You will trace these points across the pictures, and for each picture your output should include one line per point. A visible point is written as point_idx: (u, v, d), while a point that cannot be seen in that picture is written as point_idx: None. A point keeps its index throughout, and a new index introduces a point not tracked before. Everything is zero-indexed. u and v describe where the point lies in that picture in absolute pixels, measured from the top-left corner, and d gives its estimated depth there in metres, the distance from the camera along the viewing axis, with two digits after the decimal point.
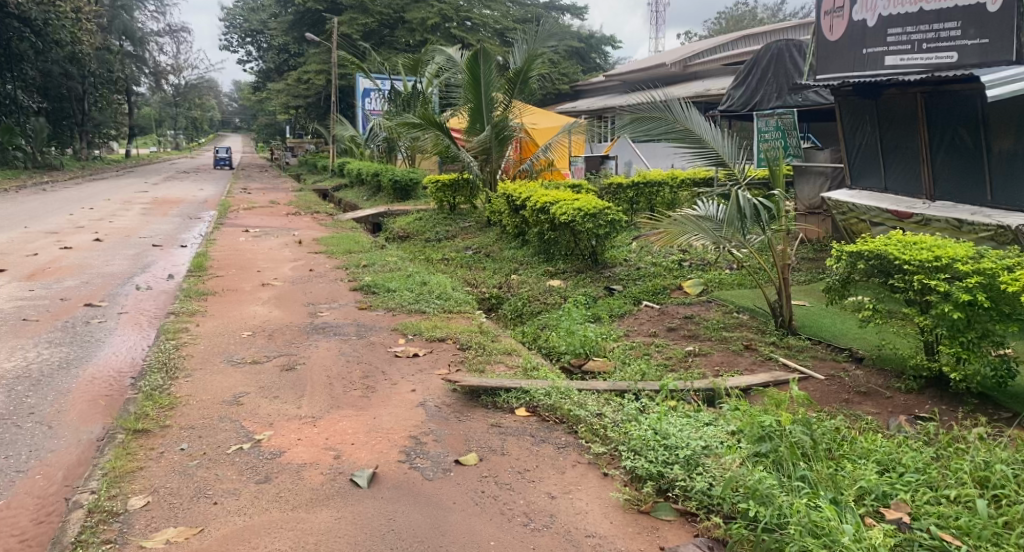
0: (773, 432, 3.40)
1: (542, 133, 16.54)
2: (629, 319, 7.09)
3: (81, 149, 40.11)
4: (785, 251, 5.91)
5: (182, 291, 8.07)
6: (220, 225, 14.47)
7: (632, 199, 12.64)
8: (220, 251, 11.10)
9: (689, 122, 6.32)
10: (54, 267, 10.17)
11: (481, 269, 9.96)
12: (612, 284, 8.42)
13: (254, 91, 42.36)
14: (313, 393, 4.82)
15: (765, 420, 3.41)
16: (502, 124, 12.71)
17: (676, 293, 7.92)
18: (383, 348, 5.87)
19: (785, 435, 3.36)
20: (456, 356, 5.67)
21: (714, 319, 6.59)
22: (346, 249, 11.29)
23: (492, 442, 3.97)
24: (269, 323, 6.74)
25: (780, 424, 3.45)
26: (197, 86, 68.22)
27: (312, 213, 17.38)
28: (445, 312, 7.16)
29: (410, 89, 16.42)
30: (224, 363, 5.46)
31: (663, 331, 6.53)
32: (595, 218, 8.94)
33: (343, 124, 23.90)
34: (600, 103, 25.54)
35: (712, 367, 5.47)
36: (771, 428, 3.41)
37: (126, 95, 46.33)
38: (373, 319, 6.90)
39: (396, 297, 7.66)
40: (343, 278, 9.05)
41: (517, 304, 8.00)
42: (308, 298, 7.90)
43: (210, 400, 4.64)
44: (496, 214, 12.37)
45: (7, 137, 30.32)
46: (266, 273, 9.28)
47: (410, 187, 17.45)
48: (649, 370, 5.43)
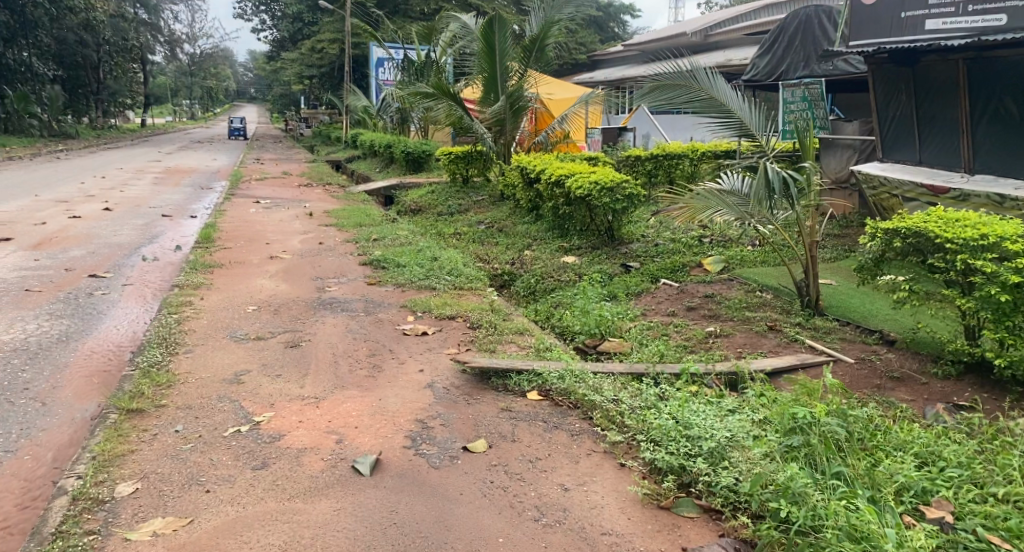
0: (805, 425, 3.16)
1: (558, 104, 16.19)
2: (648, 298, 6.85)
3: (97, 118, 40.10)
4: (814, 228, 5.66)
5: (188, 263, 7.89)
6: (231, 196, 14.30)
7: (650, 171, 12.36)
8: (230, 222, 10.93)
9: (715, 90, 6.04)
10: (62, 236, 10.03)
11: (493, 244, 9.72)
12: (629, 261, 8.18)
13: (268, 60, 42.04)
14: (317, 371, 4.63)
15: (797, 411, 3.18)
16: (517, 94, 12.40)
17: (695, 271, 7.68)
18: (390, 326, 5.67)
19: (818, 427, 3.13)
20: (466, 335, 5.46)
21: (737, 299, 6.34)
22: (357, 222, 11.09)
23: (502, 428, 3.76)
24: (274, 297, 6.55)
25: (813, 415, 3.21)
26: (212, 55, 67.99)
27: (324, 184, 17.16)
28: (456, 288, 6.96)
29: (424, 59, 16.12)
30: (227, 339, 5.27)
31: (683, 311, 6.29)
32: (612, 193, 8.67)
33: (357, 94, 23.62)
34: (618, 74, 25.14)
35: (734, 349, 5.23)
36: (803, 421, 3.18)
37: (142, 64, 46.22)
38: (381, 295, 6.70)
39: (405, 272, 7.44)
40: (352, 252, 8.85)
41: (530, 281, 7.78)
42: (316, 271, 7.71)
43: (209, 378, 4.46)
44: (510, 187, 12.11)
45: (23, 105, 30.29)
46: (274, 246, 9.09)
47: (423, 158, 17.19)
48: (667, 352, 5.20)
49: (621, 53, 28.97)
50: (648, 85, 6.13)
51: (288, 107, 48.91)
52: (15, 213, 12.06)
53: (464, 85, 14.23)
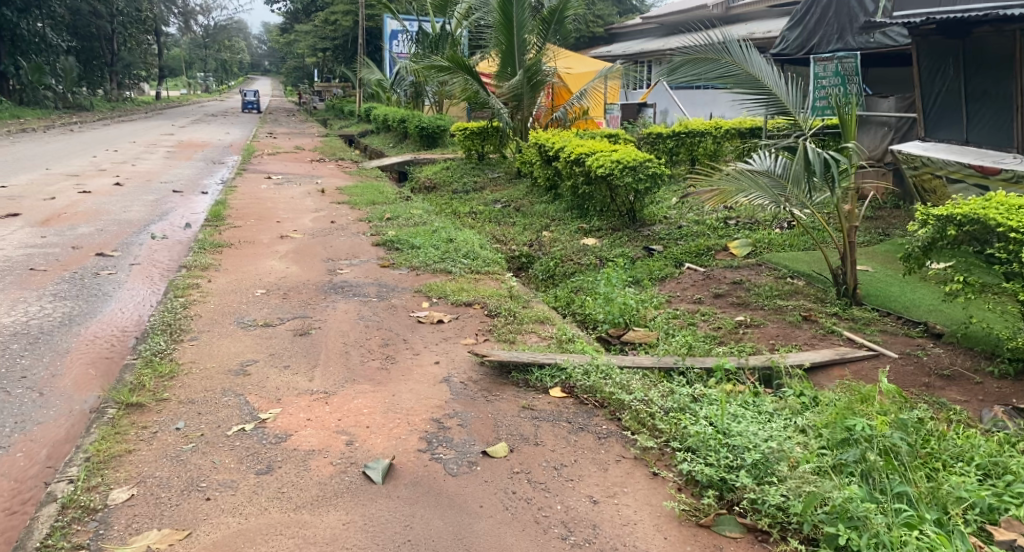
0: (861, 438, 2.94)
1: (576, 79, 15.80)
2: (672, 284, 6.57)
3: (111, 91, 39.92)
4: (854, 212, 5.33)
5: (197, 242, 7.66)
6: (242, 171, 14.07)
7: (671, 149, 12.04)
8: (240, 199, 10.70)
9: (750, 64, 5.71)
10: (70, 212, 9.83)
11: (511, 225, 9.45)
12: (651, 243, 7.90)
13: (282, 32, 41.64)
14: (328, 362, 4.40)
15: (854, 423, 2.96)
16: (535, 67, 12.03)
17: (721, 254, 7.38)
18: (404, 313, 5.43)
19: (875, 441, 2.91)
20: (483, 324, 5.22)
21: (767, 286, 6.05)
22: (370, 199, 10.84)
23: (524, 429, 3.50)
24: (285, 280, 6.32)
25: (871, 428, 2.98)
26: (226, 27, 67.67)
27: (337, 160, 16.90)
28: (472, 272, 6.71)
29: (439, 31, 15.84)
30: (234, 325, 5.04)
31: (710, 299, 6.00)
32: (634, 172, 8.36)
33: (371, 67, 23.27)
34: (637, 47, 24.70)
35: (767, 341, 4.96)
36: (859, 433, 2.96)
37: (156, 36, 45.96)
38: (395, 279, 6.45)
39: (420, 255, 7.20)
40: (365, 232, 8.60)
41: (549, 264, 7.52)
42: (328, 252, 7.47)
43: (214, 369, 4.22)
44: (527, 165, 11.82)
45: (37, 77, 30.15)
46: (286, 224, 8.85)
47: (437, 134, 16.88)
48: (696, 345, 4.94)
49: (639, 26, 28.43)
50: (679, 59, 5.85)
51: (302, 80, 48.53)
52: (25, 187, 11.86)
53: (480, 59, 13.88)
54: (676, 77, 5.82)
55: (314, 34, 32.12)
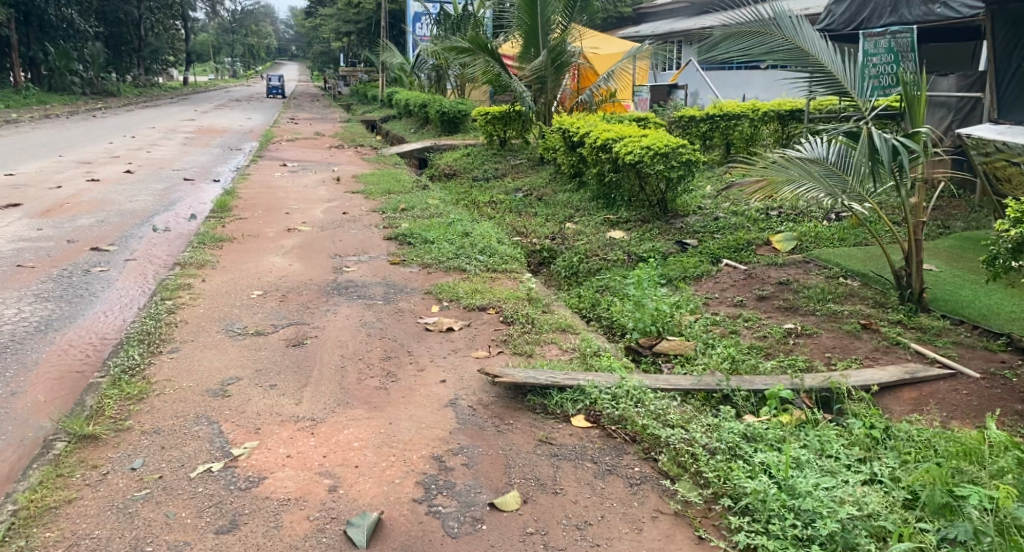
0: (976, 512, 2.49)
1: (603, 60, 15.08)
2: (710, 284, 6.05)
3: (138, 76, 39.81)
4: (921, 204, 4.72)
5: (196, 236, 7.14)
6: (258, 158, 13.60)
7: (705, 133, 11.51)
8: (251, 187, 10.20)
9: (802, 39, 5.17)
10: (74, 200, 9.37)
11: (532, 215, 8.88)
12: (684, 238, 7.33)
13: (306, 16, 41.27)
14: (320, 380, 3.87)
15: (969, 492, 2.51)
16: (560, 47, 11.42)
17: (763, 249, 6.92)
18: (411, 319, 4.90)
19: (998, 515, 2.46)
20: (497, 333, 4.67)
21: (818, 287, 5.50)
22: (386, 188, 10.32)
23: (541, 471, 2.95)
24: (286, 279, 5.80)
25: (988, 499, 2.51)
26: (252, 12, 67.65)
27: (355, 146, 16.40)
28: (489, 270, 6.17)
29: (461, 12, 15.29)
30: (221, 332, 4.54)
31: (753, 302, 5.49)
32: (666, 159, 7.72)
33: (392, 49, 22.76)
34: (667, 28, 23.97)
35: (822, 355, 4.42)
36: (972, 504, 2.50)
37: (183, 22, 45.80)
38: (405, 278, 5.92)
39: (434, 251, 6.67)
40: (378, 224, 8.10)
41: (572, 260, 6.96)
42: (336, 247, 6.96)
43: (192, 387, 3.71)
44: (550, 151, 11.24)
45: (64, 63, 30.03)
46: (294, 216, 8.35)
47: (459, 119, 16.33)
48: (739, 358, 4.46)
49: (668, 5, 27.68)
50: (721, 33, 5.33)
51: (327, 64, 48.17)
52: (34, 175, 11.46)
53: (503, 40, 13.28)
54: (717, 52, 5.30)
55: (337, 17, 31.67)
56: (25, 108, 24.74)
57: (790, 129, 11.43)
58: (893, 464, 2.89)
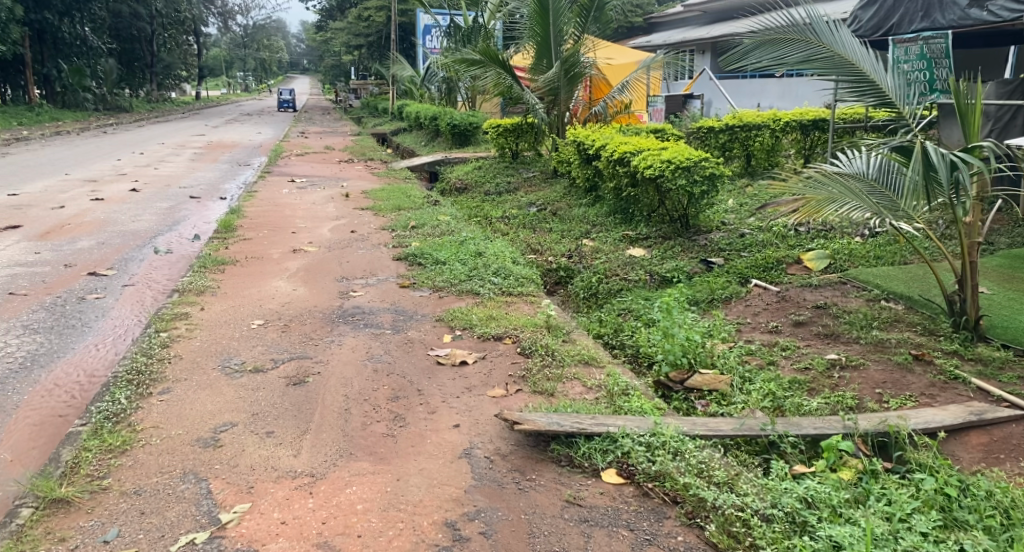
0: None
1: (617, 70, 14.71)
2: (741, 307, 5.71)
3: (151, 92, 39.77)
4: (977, 225, 4.39)
5: (198, 260, 6.66)
6: (266, 174, 13.28)
7: (725, 144, 11.17)
8: (258, 205, 9.87)
9: (840, 45, 4.86)
10: (75, 220, 9.03)
11: (546, 232, 8.52)
12: (709, 255, 6.95)
13: (317, 29, 41.26)
14: (322, 425, 3.51)
15: None
16: (573, 59, 10.99)
17: (793, 268, 6.59)
18: (420, 350, 4.54)
19: None
20: (514, 366, 4.29)
21: (858, 312, 5.16)
22: (396, 204, 9.99)
23: (572, 544, 2.67)
24: (290, 304, 5.45)
25: None
26: (263, 26, 67.87)
27: (365, 160, 16.08)
28: (504, 294, 5.81)
29: (471, 24, 15.03)
30: (217, 371, 4.08)
31: (788, 328, 5.18)
32: (689, 173, 7.36)
33: (402, 62, 22.50)
34: (679, 36, 23.75)
35: (871, 391, 4.08)
36: None
37: (195, 37, 45.84)
38: (415, 303, 5.58)
39: (446, 272, 6.33)
40: (387, 243, 7.76)
41: (591, 280, 6.59)
42: (343, 269, 6.61)
43: (181, 435, 3.35)
44: (564, 163, 10.91)
45: (77, 79, 29.92)
46: (301, 235, 8.01)
47: (470, 131, 16.02)
48: (780, 394, 4.11)
49: (680, 14, 27.48)
50: (752, 40, 5.01)
51: (339, 76, 48.16)
52: (37, 194, 11.15)
53: (515, 51, 12.99)
54: (749, 61, 4.97)
55: (347, 30, 31.53)
56: (36, 125, 24.58)
57: (813, 138, 11.07)
58: (983, 542, 2.60)
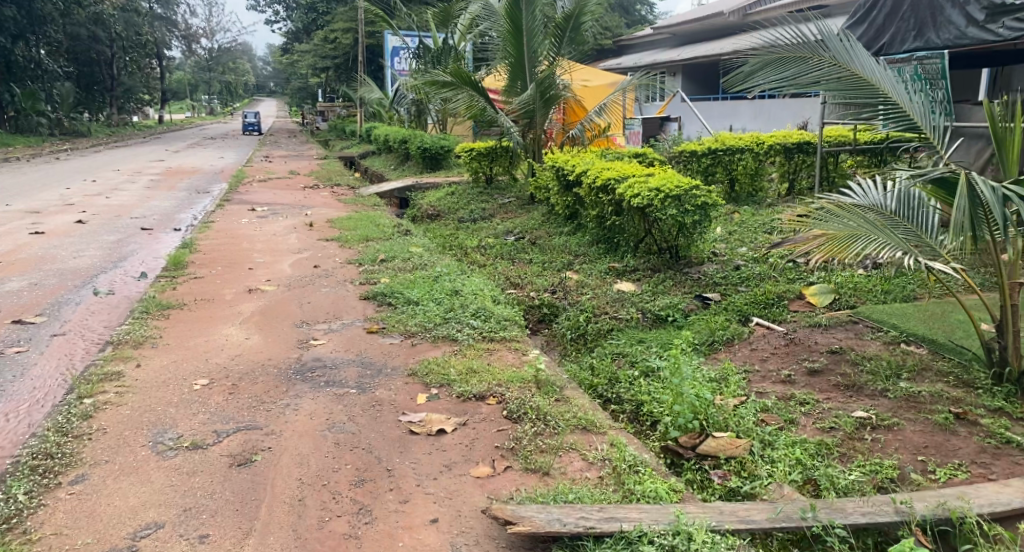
0: None
1: (594, 93, 14.22)
2: (744, 351, 5.18)
3: (110, 116, 38.63)
4: (1019, 264, 3.96)
5: (140, 302, 5.94)
6: (225, 202, 12.53)
7: (707, 168, 10.71)
8: (214, 237, 9.17)
9: (856, 62, 4.38)
10: (10, 257, 8.24)
11: (526, 263, 7.96)
12: (704, 290, 6.43)
13: (283, 52, 40.61)
14: (271, 524, 2.89)
15: None
16: (548, 81, 10.51)
17: (796, 304, 6.11)
18: (390, 415, 3.91)
19: None
20: (501, 435, 3.66)
21: (879, 359, 4.66)
22: (363, 234, 9.36)
23: None
24: (240, 356, 4.78)
25: None
26: (228, 49, 67.19)
27: (332, 186, 15.42)
28: (485, 339, 5.22)
29: (442, 45, 14.56)
30: (146, 448, 3.41)
31: (802, 378, 4.66)
32: (679, 203, 6.86)
33: (370, 84, 21.92)
34: (650, 60, 23.69)
35: (912, 458, 3.57)
36: None
37: (158, 61, 44.89)
38: (384, 353, 4.96)
39: (420, 315, 5.72)
40: (354, 279, 7.13)
41: (578, 318, 6.02)
42: (303, 312, 5.96)
43: (91, 545, 2.76)
44: (542, 190, 10.43)
45: (30, 103, 28.79)
46: (259, 271, 7.34)
47: (440, 155, 15.49)
48: (809, 465, 3.57)
49: (649, 37, 27.60)
50: (758, 59, 4.55)
51: (306, 99, 47.56)
52: None
53: (486, 73, 12.52)
54: (755, 81, 4.51)
55: (314, 52, 30.95)
56: None
57: (797, 162, 10.77)
58: None
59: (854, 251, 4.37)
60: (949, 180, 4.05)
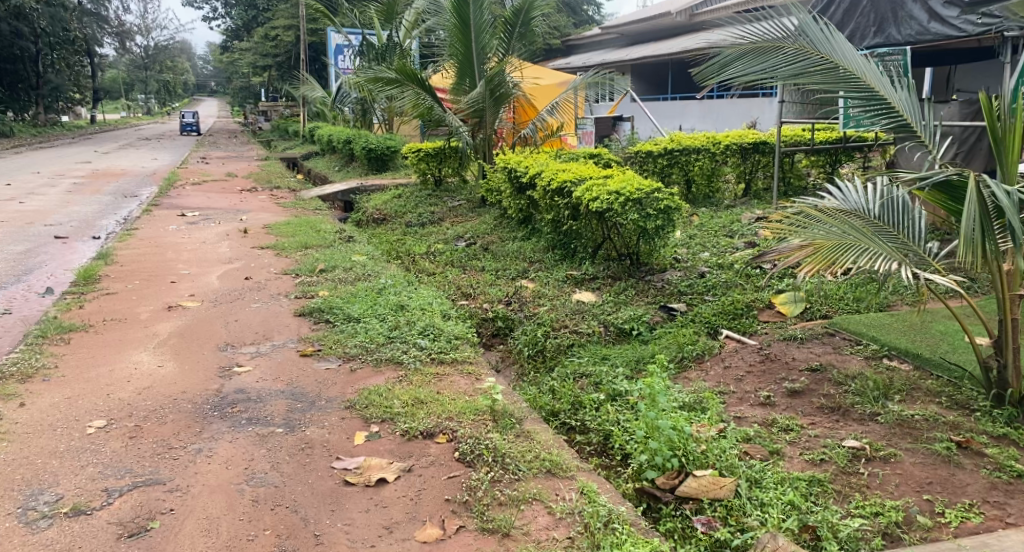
0: None
1: (545, 92, 13.80)
2: (716, 370, 4.75)
3: (38, 116, 36.92)
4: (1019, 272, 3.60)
5: (37, 325, 5.29)
6: (152, 207, 11.76)
7: (663, 170, 10.28)
8: (136, 246, 8.48)
9: (840, 54, 3.97)
10: None
11: (478, 271, 7.47)
12: (668, 300, 6.04)
13: (222, 50, 39.39)
14: None
15: None
16: (498, 78, 10.05)
17: (766, 314, 5.75)
18: (321, 462, 3.40)
19: None
20: (452, 483, 3.18)
21: (864, 377, 4.26)
22: (301, 241, 8.78)
23: None
24: (149, 389, 4.20)
25: None
26: (166, 47, 65.20)
27: (271, 189, 14.69)
28: (435, 361, 4.73)
29: (385, 42, 14.01)
30: (13, 517, 2.93)
31: (783, 399, 4.25)
32: (640, 207, 6.48)
33: (312, 82, 21.16)
34: (599, 58, 23.43)
35: (917, 497, 3.17)
36: None
37: (89, 58, 43.14)
38: (318, 382, 4.42)
39: (361, 334, 5.19)
40: (289, 292, 6.55)
41: (536, 333, 5.56)
42: (229, 334, 5.38)
43: None
44: (494, 193, 9.98)
45: None
46: (183, 285, 6.72)
47: (387, 156, 14.91)
48: (804, 509, 3.16)
49: (596, 36, 27.43)
50: (734, 49, 4.16)
51: (247, 98, 46.31)
52: None
53: (432, 71, 12.01)
54: (729, 73, 4.12)
55: (254, 50, 29.96)
56: None
57: (753, 162, 10.52)
58: None
59: (849, 263, 3.88)
60: (954, 185, 3.62)
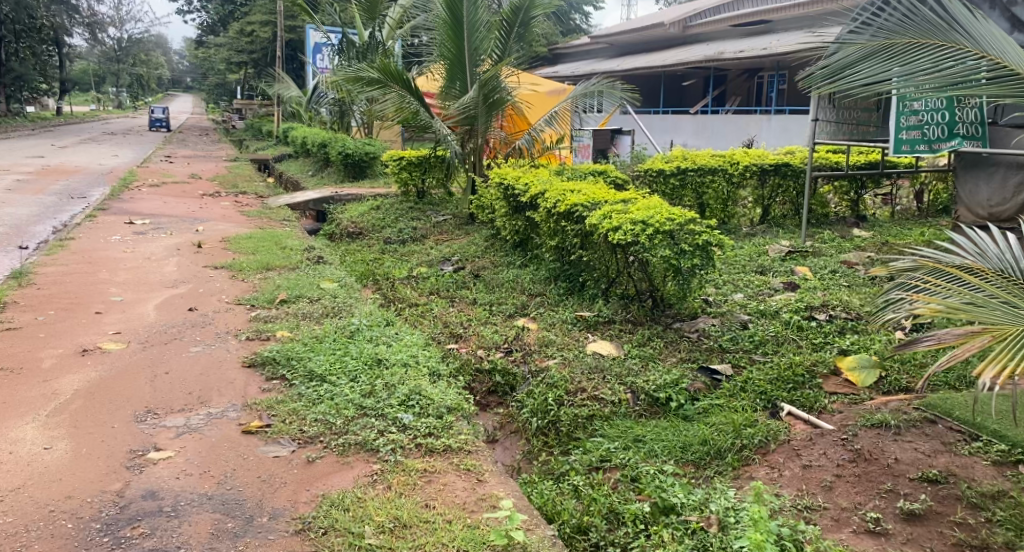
0: None
1: (537, 101, 12.68)
2: (793, 470, 3.58)
3: None
4: None
5: None
6: (96, 212, 10.42)
7: (674, 191, 9.19)
8: (63, 263, 7.18)
9: (1005, 51, 3.23)
10: None
11: (469, 304, 6.28)
12: (706, 359, 4.89)
13: (196, 46, 37.84)
14: None
15: None
16: (491, 83, 8.87)
17: (830, 380, 4.64)
18: None
19: None
20: None
21: (1012, 500, 3.13)
22: (261, 260, 7.54)
23: None
24: (17, 493, 3.07)
25: None
26: (140, 40, 63.26)
27: (235, 194, 13.36)
28: (418, 448, 3.54)
29: (368, 39, 12.81)
30: None
31: (898, 526, 3.10)
32: (670, 242, 5.39)
33: (288, 81, 19.86)
34: (590, 68, 22.42)
35: None
36: None
37: (56, 47, 41.28)
38: (261, 480, 3.24)
39: (325, 402, 3.96)
40: (239, 330, 5.32)
41: (546, 398, 4.36)
42: (152, 392, 4.18)
43: None
44: (485, 210, 8.85)
45: None
46: (109, 317, 5.47)
47: (365, 162, 13.66)
48: None
49: (585, 46, 26.44)
50: (858, 49, 3.51)
51: (222, 95, 44.72)
52: None
53: (420, 72, 10.87)
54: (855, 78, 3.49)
55: (228, 46, 28.53)
56: None
57: (771, 186, 9.42)
58: None
59: None
60: None
